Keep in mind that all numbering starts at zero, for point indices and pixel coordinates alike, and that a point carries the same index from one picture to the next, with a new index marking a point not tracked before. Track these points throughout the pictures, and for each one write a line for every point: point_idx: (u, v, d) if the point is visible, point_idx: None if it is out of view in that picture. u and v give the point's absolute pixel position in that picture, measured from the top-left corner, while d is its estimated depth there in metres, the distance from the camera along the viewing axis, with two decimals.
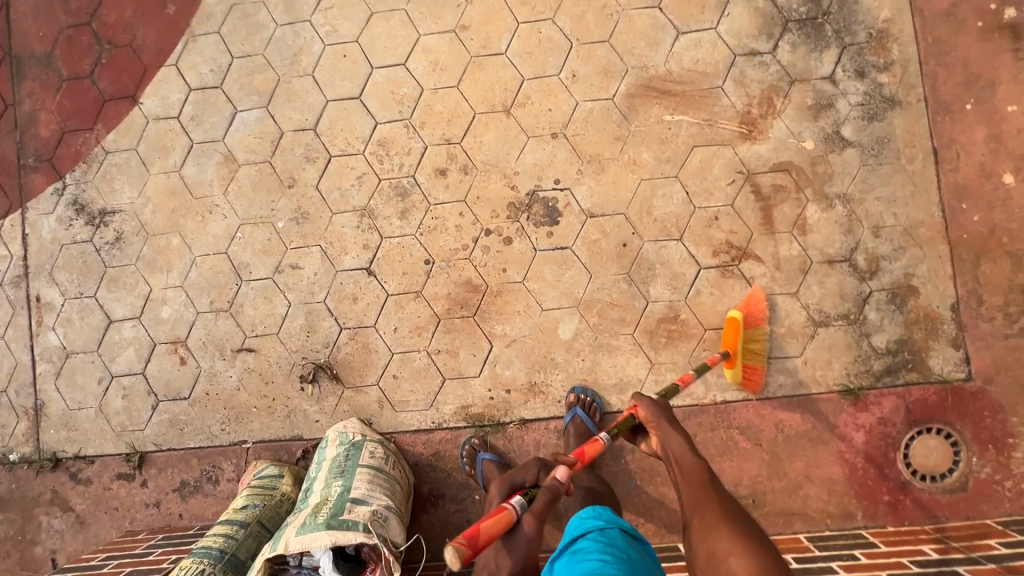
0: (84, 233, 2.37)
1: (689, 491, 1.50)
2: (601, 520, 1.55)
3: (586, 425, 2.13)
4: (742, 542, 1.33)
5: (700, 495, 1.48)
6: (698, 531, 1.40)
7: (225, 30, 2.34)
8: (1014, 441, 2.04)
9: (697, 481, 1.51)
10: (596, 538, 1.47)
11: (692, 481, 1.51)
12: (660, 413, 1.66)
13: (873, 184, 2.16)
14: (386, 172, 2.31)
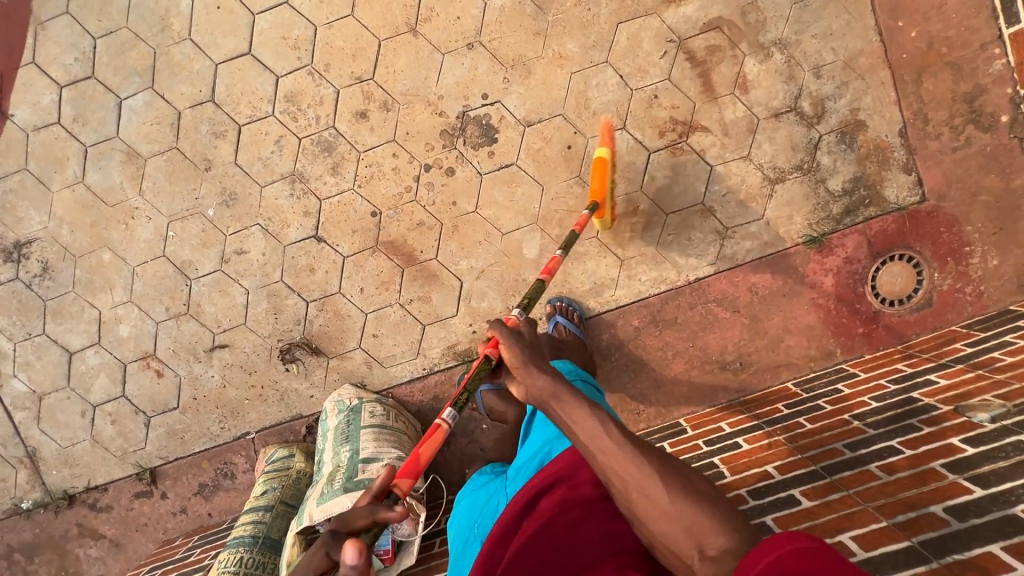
0: (7, 271, 2.26)
1: (611, 455, 1.09)
2: (567, 375, 1.60)
3: (570, 331, 2.05)
4: (704, 497, 1.00)
5: (620, 449, 1.09)
6: (643, 488, 1.04)
7: (76, 9, 2.10)
8: (970, 249, 2.11)
9: (599, 430, 1.12)
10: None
11: (597, 434, 1.13)
12: (530, 354, 1.29)
13: (808, 21, 2.00)
14: (304, 129, 2.11)
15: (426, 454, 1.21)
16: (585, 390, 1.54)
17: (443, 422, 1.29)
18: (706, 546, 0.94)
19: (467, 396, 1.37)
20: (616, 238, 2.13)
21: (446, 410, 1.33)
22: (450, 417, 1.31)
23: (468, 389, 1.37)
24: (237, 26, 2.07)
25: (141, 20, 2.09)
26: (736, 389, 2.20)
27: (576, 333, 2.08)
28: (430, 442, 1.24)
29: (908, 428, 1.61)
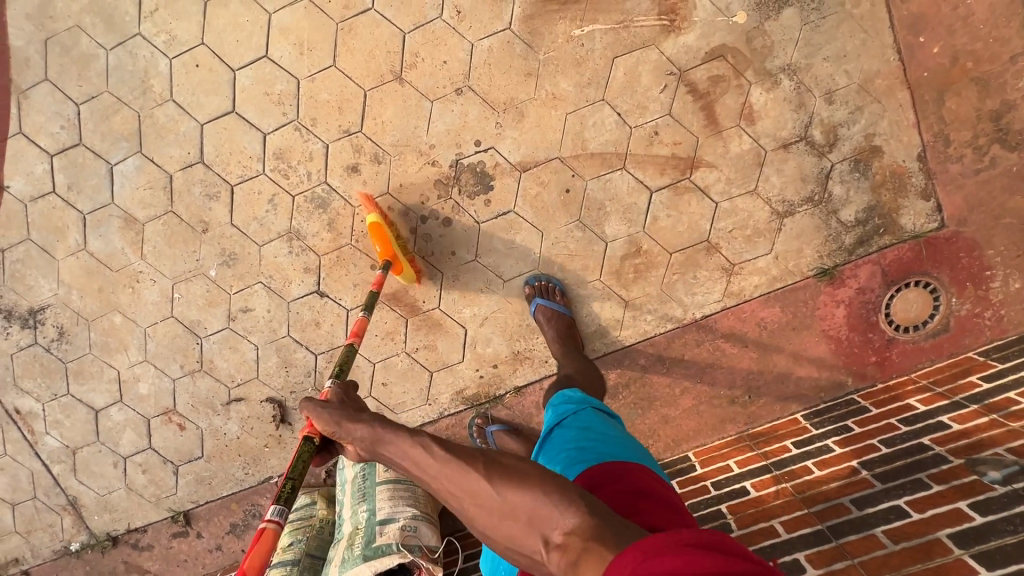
0: (26, 337, 2.32)
1: (445, 484, 1.23)
2: (572, 405, 1.62)
3: (553, 309, 2.02)
4: (540, 487, 1.12)
5: (462, 478, 1.21)
6: (488, 505, 1.15)
7: (55, 74, 2.04)
8: (991, 274, 2.02)
9: (436, 459, 1.26)
10: (573, 423, 1.53)
11: (436, 466, 1.26)
12: (345, 413, 1.47)
13: (820, 43, 1.85)
14: (297, 186, 2.07)
15: (255, 565, 1.21)
16: (595, 417, 1.55)
17: (271, 521, 1.29)
18: (554, 534, 1.06)
19: (294, 483, 1.40)
20: (620, 279, 2.09)
21: (270, 508, 1.33)
22: (275, 513, 1.31)
23: (294, 477, 1.41)
24: (218, 84, 2.01)
25: (121, 83, 2.03)
26: (745, 421, 2.20)
27: (560, 308, 2.04)
28: (262, 545, 1.24)
29: (917, 485, 1.61)
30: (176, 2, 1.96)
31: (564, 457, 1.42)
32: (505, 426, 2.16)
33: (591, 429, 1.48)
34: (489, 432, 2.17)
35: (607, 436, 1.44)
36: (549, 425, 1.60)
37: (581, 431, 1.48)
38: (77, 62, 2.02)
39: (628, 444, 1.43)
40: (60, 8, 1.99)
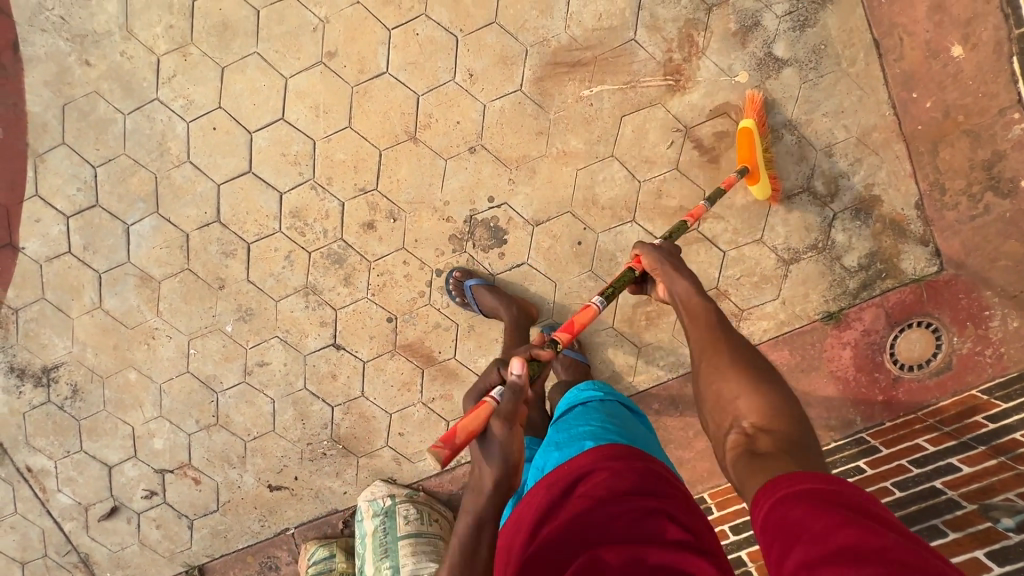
0: (39, 395, 2.31)
1: (697, 334, 1.34)
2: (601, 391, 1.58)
3: (569, 355, 2.04)
4: (767, 387, 1.15)
5: (709, 339, 1.30)
6: (719, 389, 1.19)
7: (72, 138, 2.07)
8: (989, 313, 2.09)
9: (703, 323, 1.35)
10: (597, 406, 1.48)
11: (699, 325, 1.35)
12: (668, 257, 1.49)
13: (819, 100, 1.94)
14: (313, 243, 2.11)
15: (466, 428, 1.10)
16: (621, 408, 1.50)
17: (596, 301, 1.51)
18: (744, 422, 1.12)
19: (614, 290, 1.54)
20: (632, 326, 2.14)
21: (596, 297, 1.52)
22: (499, 393, 1.18)
23: (615, 287, 1.54)
24: (235, 145, 2.05)
25: (138, 145, 2.07)
26: None
27: (578, 356, 2.07)
28: (584, 313, 1.48)
29: (932, 532, 1.65)
30: (193, 67, 2.00)
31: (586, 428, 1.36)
32: (485, 282, 2.04)
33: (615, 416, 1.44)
34: (467, 286, 2.05)
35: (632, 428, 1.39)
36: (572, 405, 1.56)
37: (604, 414, 1.44)
38: (94, 126, 2.06)
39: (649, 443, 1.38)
40: (77, 74, 2.02)
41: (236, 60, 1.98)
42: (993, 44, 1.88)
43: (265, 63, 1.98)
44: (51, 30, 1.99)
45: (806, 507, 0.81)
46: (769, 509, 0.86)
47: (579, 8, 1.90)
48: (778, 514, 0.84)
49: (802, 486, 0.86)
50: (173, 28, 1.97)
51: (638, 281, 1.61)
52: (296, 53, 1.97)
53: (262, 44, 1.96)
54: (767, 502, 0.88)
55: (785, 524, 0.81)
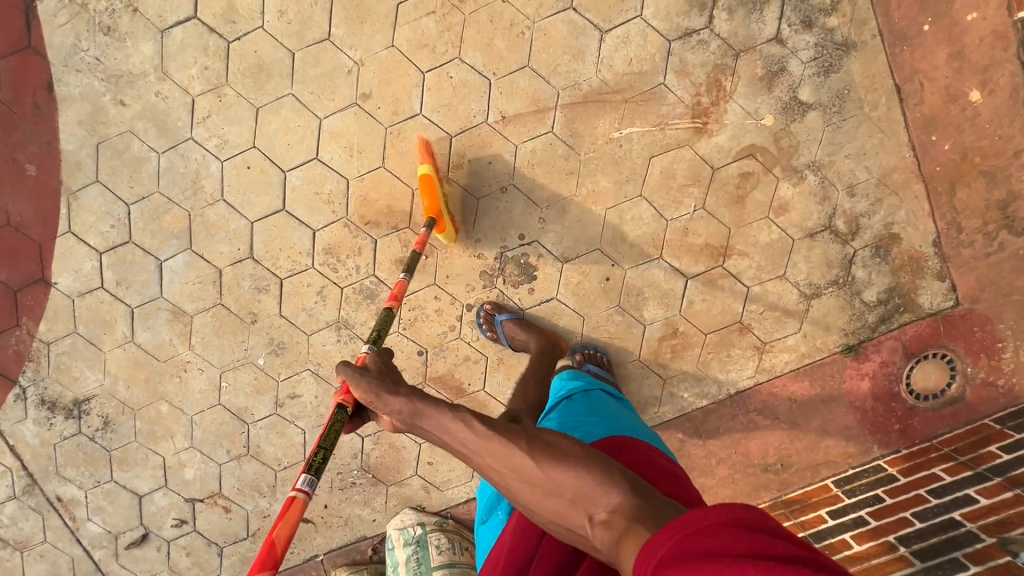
0: (69, 427, 2.33)
1: (486, 459, 1.22)
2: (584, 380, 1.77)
3: (603, 373, 2.03)
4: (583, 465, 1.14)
5: (503, 451, 1.20)
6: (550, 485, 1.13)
7: (105, 176, 2.09)
8: (1003, 345, 2.15)
9: (475, 434, 1.25)
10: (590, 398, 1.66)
11: (476, 440, 1.24)
12: (381, 385, 1.37)
13: (841, 142, 1.99)
14: (345, 278, 2.14)
15: None
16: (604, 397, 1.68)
17: (299, 491, 1.31)
18: (597, 513, 1.06)
19: (325, 455, 1.40)
20: (657, 359, 2.19)
21: (301, 477, 1.35)
22: None
23: (325, 447, 1.40)
24: (269, 184, 2.07)
25: (172, 183, 2.09)
26: (779, 488, 2.28)
27: (608, 377, 2.07)
28: (286, 520, 1.26)
29: (955, 565, 1.73)
30: (228, 107, 2.02)
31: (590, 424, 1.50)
32: (515, 316, 2.08)
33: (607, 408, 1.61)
34: (498, 321, 2.08)
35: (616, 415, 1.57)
36: (558, 398, 1.72)
37: (588, 409, 1.58)
38: (128, 164, 2.08)
39: (635, 424, 1.55)
40: (112, 114, 2.04)
41: (271, 100, 2.01)
42: (1010, 89, 1.94)
43: (299, 104, 2.01)
44: (86, 70, 2.01)
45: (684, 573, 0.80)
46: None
47: (610, 52, 1.94)
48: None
49: (670, 547, 0.86)
50: (208, 70, 1.99)
51: (353, 415, 1.51)
52: (330, 95, 1.99)
53: (297, 85, 1.99)
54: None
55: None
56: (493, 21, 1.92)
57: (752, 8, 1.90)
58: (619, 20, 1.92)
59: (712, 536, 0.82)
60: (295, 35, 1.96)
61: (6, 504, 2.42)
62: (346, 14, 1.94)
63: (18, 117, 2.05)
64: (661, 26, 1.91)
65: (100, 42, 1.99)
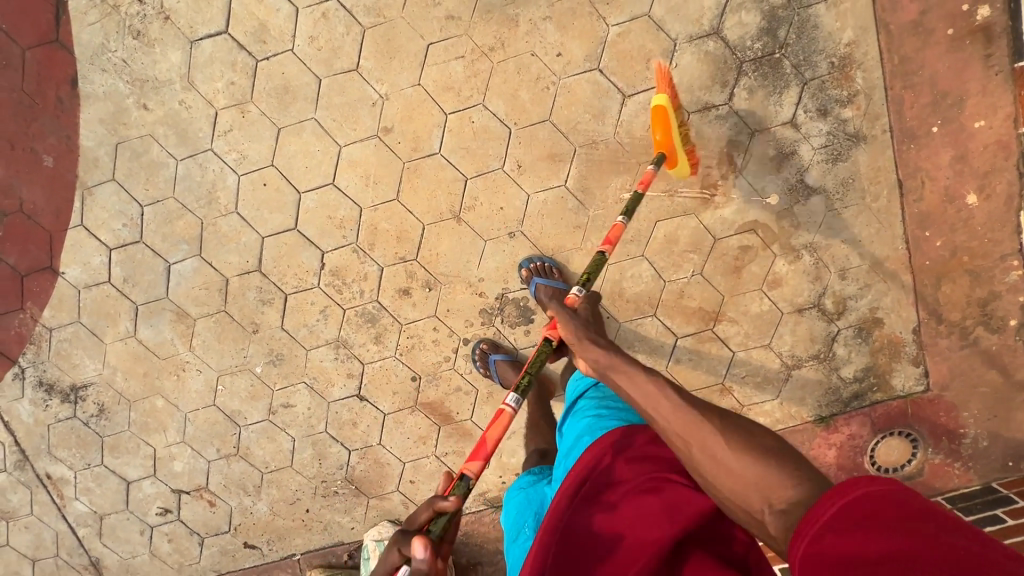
0: (65, 410, 2.39)
1: (676, 433, 1.07)
2: (593, 374, 1.59)
3: (552, 286, 2.00)
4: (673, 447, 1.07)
5: (687, 421, 1.06)
6: (716, 458, 0.98)
7: (122, 176, 2.12)
8: (965, 432, 2.25)
9: (665, 403, 1.11)
10: (594, 394, 1.50)
11: (664, 410, 1.10)
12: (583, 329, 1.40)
13: (840, 228, 2.07)
14: (349, 301, 2.20)
15: None
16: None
17: (509, 405, 1.43)
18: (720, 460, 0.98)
19: (531, 377, 1.49)
20: None
21: (509, 395, 1.46)
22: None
23: (532, 371, 1.50)
24: (283, 203, 2.11)
25: (187, 190, 2.12)
26: None
27: (558, 288, 2.05)
28: (496, 426, 1.40)
29: None
30: (251, 124, 2.05)
31: (584, 424, 1.42)
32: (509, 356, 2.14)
33: (612, 400, 1.45)
34: (492, 359, 2.14)
35: (628, 404, 1.42)
36: (572, 399, 1.58)
37: (598, 404, 1.45)
38: (146, 167, 2.10)
39: None
40: (134, 116, 2.06)
41: (294, 122, 2.04)
42: (1006, 196, 2.03)
43: (321, 129, 2.04)
44: (112, 71, 2.03)
45: (848, 535, 0.72)
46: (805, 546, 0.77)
47: (630, 116, 1.99)
48: (816, 550, 0.75)
49: (833, 511, 0.76)
50: (234, 85, 2.02)
51: (556, 350, 1.56)
52: (353, 124, 2.03)
53: (321, 111, 2.02)
54: (801, 542, 0.78)
55: (823, 560, 0.73)
56: (520, 73, 1.96)
57: (772, 91, 1.95)
58: (642, 87, 1.96)
59: (862, 508, 0.73)
60: (325, 61, 1.98)
61: None
62: (376, 48, 1.96)
63: (40, 109, 2.07)
64: (682, 97, 1.96)
65: (129, 45, 2.00)
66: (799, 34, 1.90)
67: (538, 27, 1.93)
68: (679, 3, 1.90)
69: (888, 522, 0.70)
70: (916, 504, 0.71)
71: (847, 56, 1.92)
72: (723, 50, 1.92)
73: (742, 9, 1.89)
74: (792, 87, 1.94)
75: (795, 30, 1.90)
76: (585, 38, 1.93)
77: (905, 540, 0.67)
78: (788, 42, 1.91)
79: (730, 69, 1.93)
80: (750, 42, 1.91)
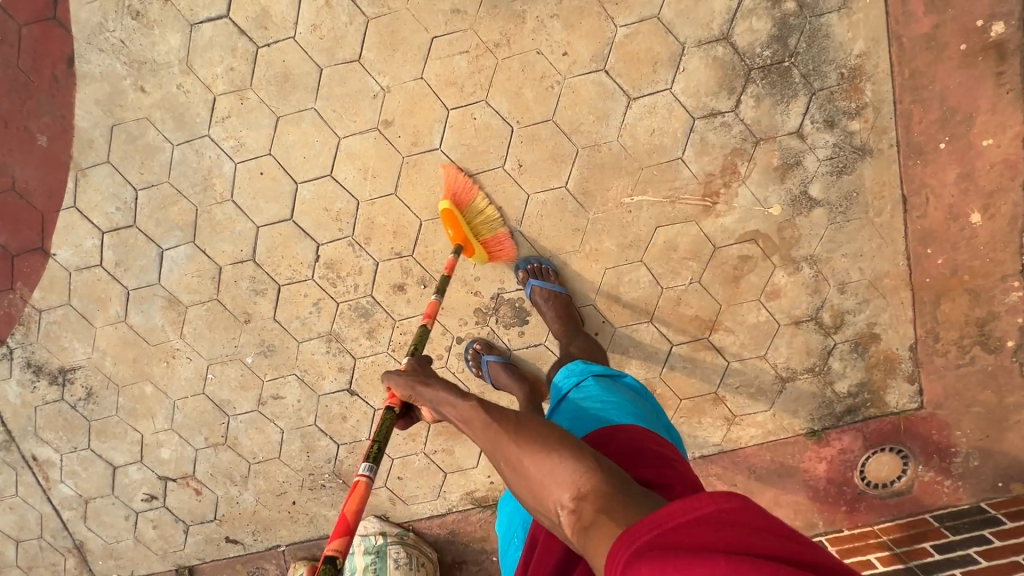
0: (52, 392, 2.37)
1: (483, 440, 1.23)
2: (575, 375, 1.63)
3: (548, 289, 2.03)
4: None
5: (493, 435, 1.21)
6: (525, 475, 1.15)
7: (117, 158, 2.09)
8: (956, 450, 2.24)
9: (478, 422, 1.25)
10: (575, 396, 1.54)
11: (477, 428, 1.25)
12: (416, 379, 1.46)
13: (841, 241, 2.05)
14: (343, 295, 2.18)
15: None
16: (595, 386, 1.55)
17: (362, 476, 1.39)
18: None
19: (379, 449, 1.45)
20: None
21: (361, 465, 1.42)
22: None
23: (379, 440, 1.46)
24: (280, 193, 2.09)
25: (183, 176, 2.09)
26: None
27: (554, 291, 2.03)
28: (352, 498, 1.35)
29: None
30: (249, 111, 2.02)
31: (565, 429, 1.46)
32: (502, 358, 2.12)
33: (591, 400, 1.48)
34: (484, 360, 2.14)
35: (608, 403, 1.46)
36: (556, 401, 1.61)
37: (580, 407, 1.49)
38: (141, 151, 2.07)
39: (632, 409, 1.45)
40: (130, 98, 2.03)
41: (293, 111, 2.01)
42: (1010, 217, 2.01)
43: (321, 120, 2.00)
44: (110, 51, 1.99)
45: (668, 567, 0.77)
46: (627, 569, 0.83)
47: (634, 120, 1.96)
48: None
49: (650, 538, 0.84)
50: (233, 71, 1.98)
51: (404, 414, 1.58)
52: (353, 116, 2.00)
53: (321, 101, 1.99)
54: (624, 557, 0.85)
55: None
56: (525, 71, 1.93)
57: (779, 100, 1.92)
58: (648, 90, 1.93)
59: (704, 531, 0.80)
60: (326, 51, 1.95)
61: None
62: (379, 39, 1.93)
63: (35, 87, 2.04)
64: (688, 101, 1.93)
65: (127, 25, 1.97)
66: (810, 43, 1.87)
67: (545, 25, 1.89)
68: (690, 6, 1.86)
69: (708, 546, 0.78)
70: (722, 522, 0.81)
71: (858, 68, 1.89)
72: (732, 56, 1.89)
73: (754, 15, 1.86)
74: (801, 97, 1.91)
75: (805, 39, 1.87)
76: (592, 38, 1.90)
77: (723, 564, 0.74)
78: (798, 51, 1.88)
79: (738, 76, 1.90)
80: (760, 49, 1.88)
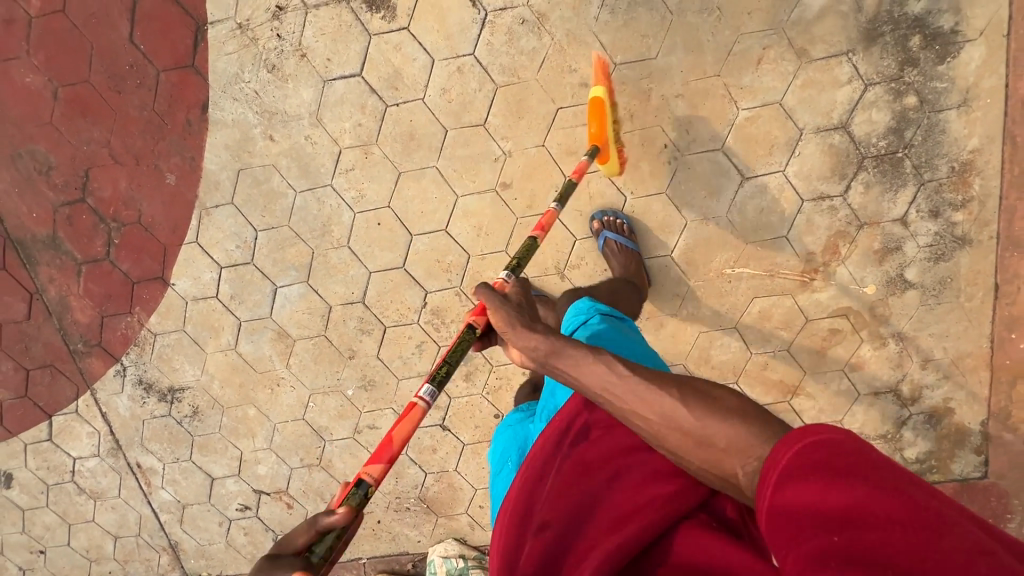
0: (160, 408, 2.53)
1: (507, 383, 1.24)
2: (583, 313, 1.54)
3: (621, 243, 1.99)
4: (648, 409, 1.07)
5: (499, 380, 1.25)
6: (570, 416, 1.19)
7: (241, 201, 2.19)
8: (1011, 516, 2.33)
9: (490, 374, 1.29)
10: (586, 330, 1.46)
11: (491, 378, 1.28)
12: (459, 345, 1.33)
13: (929, 322, 2.14)
14: (445, 339, 2.28)
15: None
16: (604, 323, 1.46)
17: (422, 399, 1.21)
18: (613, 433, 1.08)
19: (448, 370, 1.28)
20: None
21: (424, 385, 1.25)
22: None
23: (451, 362, 1.29)
24: (395, 243, 2.18)
25: (303, 222, 2.19)
26: None
27: (629, 246, 1.99)
28: (403, 422, 1.18)
29: None
30: (373, 165, 2.10)
31: None
32: (537, 293, 2.13)
33: (605, 335, 1.40)
34: None
35: (619, 340, 1.39)
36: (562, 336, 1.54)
37: (594, 339, 1.40)
38: (265, 195, 2.17)
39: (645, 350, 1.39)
40: (259, 146, 2.11)
41: (416, 168, 2.09)
42: None
43: (441, 177, 2.09)
44: (243, 101, 2.07)
45: (805, 481, 0.69)
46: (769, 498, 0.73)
47: (744, 198, 2.03)
48: (780, 502, 0.71)
49: (787, 458, 0.74)
50: (361, 126, 2.06)
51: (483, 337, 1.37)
52: (472, 177, 2.08)
53: (444, 160, 2.07)
54: (766, 490, 0.75)
55: (784, 511, 0.70)
56: (644, 145, 2.00)
57: (888, 188, 1.99)
58: (762, 171, 2.00)
59: (825, 453, 0.71)
60: (453, 113, 2.02)
61: (89, 459, 2.64)
62: (506, 107, 2.00)
63: (169, 129, 2.13)
64: (799, 185, 2.01)
65: (263, 77, 2.05)
66: (925, 137, 1.93)
67: (669, 103, 1.95)
68: (813, 95, 1.92)
69: (843, 470, 0.67)
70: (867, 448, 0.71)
71: (969, 162, 1.95)
72: (847, 144, 1.95)
73: (875, 107, 1.91)
74: (909, 187, 1.98)
75: (921, 133, 1.93)
76: (713, 118, 1.96)
77: (862, 489, 0.64)
78: (913, 143, 1.94)
79: (852, 163, 1.97)
80: (876, 139, 1.94)
